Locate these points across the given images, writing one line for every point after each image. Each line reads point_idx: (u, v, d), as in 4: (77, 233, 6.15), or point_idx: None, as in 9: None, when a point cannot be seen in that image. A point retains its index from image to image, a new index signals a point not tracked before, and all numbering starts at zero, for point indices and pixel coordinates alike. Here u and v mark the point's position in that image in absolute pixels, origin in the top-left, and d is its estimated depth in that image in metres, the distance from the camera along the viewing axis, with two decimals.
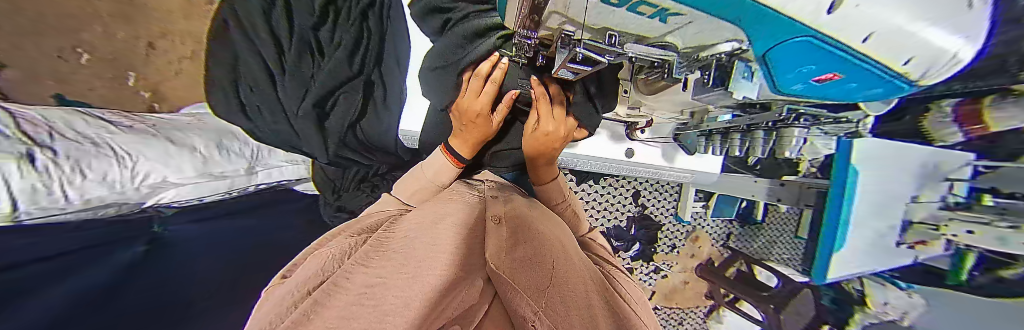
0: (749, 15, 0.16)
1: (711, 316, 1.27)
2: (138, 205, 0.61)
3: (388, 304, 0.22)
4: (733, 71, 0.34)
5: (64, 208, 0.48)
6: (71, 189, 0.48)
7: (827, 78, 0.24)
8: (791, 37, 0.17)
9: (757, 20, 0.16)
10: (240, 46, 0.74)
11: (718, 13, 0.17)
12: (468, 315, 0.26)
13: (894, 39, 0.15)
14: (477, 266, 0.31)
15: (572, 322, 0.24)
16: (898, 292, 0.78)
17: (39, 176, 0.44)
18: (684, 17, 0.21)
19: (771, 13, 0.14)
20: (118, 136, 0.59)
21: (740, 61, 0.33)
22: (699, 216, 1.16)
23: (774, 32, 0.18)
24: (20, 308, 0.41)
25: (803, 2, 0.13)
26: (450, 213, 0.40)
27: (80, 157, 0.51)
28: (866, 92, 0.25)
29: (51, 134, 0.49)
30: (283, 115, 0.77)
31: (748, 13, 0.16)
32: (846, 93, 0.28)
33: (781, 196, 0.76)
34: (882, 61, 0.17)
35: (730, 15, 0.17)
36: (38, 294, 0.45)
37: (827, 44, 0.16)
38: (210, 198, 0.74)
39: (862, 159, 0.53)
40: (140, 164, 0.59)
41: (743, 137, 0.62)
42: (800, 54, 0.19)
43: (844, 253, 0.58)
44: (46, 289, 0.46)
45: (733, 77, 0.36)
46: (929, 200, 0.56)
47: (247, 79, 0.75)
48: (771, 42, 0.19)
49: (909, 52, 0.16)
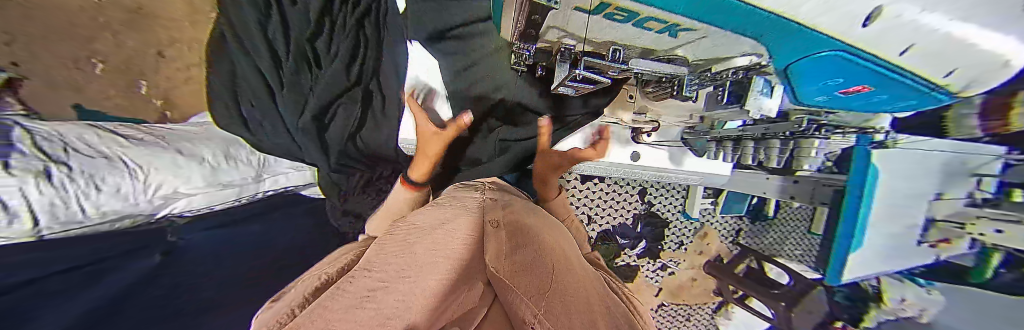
0: (779, 35, 0.19)
1: (719, 313, 1.26)
2: (152, 216, 0.64)
3: (390, 307, 0.21)
4: (753, 86, 0.34)
5: (82, 221, 0.52)
6: (86, 202, 0.51)
7: (854, 90, 0.26)
8: (821, 53, 0.20)
9: (783, 38, 0.19)
10: (233, 58, 0.72)
11: (742, 32, 0.19)
12: (468, 317, 0.23)
13: (932, 55, 0.17)
14: (478, 270, 0.30)
15: (574, 321, 0.21)
16: (916, 289, 0.76)
17: (55, 192, 0.47)
18: (694, 33, 0.22)
19: (804, 31, 0.17)
20: (129, 149, 0.59)
21: (758, 77, 0.33)
22: (707, 213, 1.14)
23: (805, 48, 0.20)
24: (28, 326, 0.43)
25: (829, 24, 0.16)
26: (449, 218, 0.40)
27: (94, 171, 0.52)
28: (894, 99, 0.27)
29: (64, 149, 0.51)
30: (282, 126, 0.78)
31: (778, 35, 0.19)
32: (877, 103, 0.30)
33: (794, 193, 0.75)
34: (922, 71, 0.20)
35: (754, 32, 0.19)
36: (46, 312, 0.46)
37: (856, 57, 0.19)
38: (220, 206, 0.76)
39: (885, 158, 0.49)
40: (152, 176, 0.60)
41: (757, 147, 0.66)
42: (829, 67, 0.22)
43: (861, 254, 0.57)
44: (55, 307, 0.48)
45: (751, 94, 0.34)
46: (955, 198, 0.52)
47: (245, 92, 0.74)
48: (798, 57, 0.22)
49: (954, 64, 0.18)
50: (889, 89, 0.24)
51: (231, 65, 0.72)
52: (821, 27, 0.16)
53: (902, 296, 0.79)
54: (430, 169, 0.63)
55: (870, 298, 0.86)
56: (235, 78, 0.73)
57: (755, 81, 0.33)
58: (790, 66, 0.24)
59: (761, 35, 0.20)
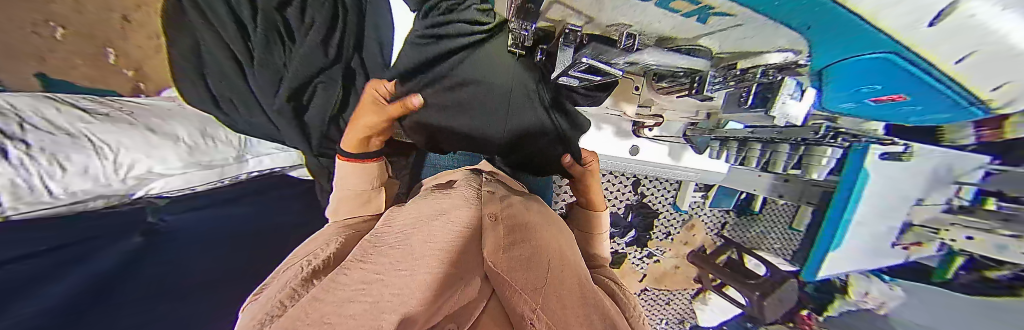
0: (829, 24, 0.19)
1: (696, 298, 1.35)
2: (127, 196, 0.57)
3: (386, 301, 0.17)
4: (782, 88, 0.31)
5: (51, 202, 0.44)
6: (53, 182, 0.43)
7: (890, 97, 0.29)
8: (871, 54, 0.21)
9: (832, 30, 0.20)
10: (196, 27, 0.61)
11: (779, 16, 0.20)
12: (465, 313, 0.22)
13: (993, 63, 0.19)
14: (476, 263, 0.27)
15: (568, 320, 0.22)
16: (881, 285, 0.90)
17: (15, 170, 0.39)
18: (728, 17, 0.22)
19: (864, 26, 0.17)
20: (95, 126, 0.53)
21: (790, 76, 0.31)
22: (696, 206, 1.16)
23: (864, 46, 0.20)
24: (49, 285, 0.42)
25: (900, 19, 0.16)
26: (448, 208, 0.36)
27: (56, 149, 0.45)
28: (912, 104, 0.29)
29: (20, 124, 0.43)
30: (257, 106, 0.68)
31: (828, 23, 0.19)
32: (913, 112, 0.32)
33: (783, 192, 0.77)
34: (960, 81, 0.22)
35: (801, 21, 0.20)
36: (64, 273, 0.46)
37: (902, 57, 0.20)
38: (201, 187, 0.70)
39: (874, 162, 0.52)
40: (122, 155, 0.54)
41: (765, 149, 0.67)
42: (869, 69, 0.24)
43: (837, 255, 0.62)
44: (70, 268, 0.47)
45: (781, 96, 0.32)
46: (933, 203, 0.60)
47: (211, 67, 0.63)
48: (849, 52, 0.22)
49: (997, 75, 0.20)
50: (926, 98, 0.26)
51: (192, 38, 0.61)
52: (895, 24, 0.17)
53: (866, 291, 0.92)
54: (372, 139, 0.52)
55: (836, 290, 0.99)
56: (198, 51, 0.62)
57: (785, 83, 0.31)
58: (833, 64, 0.26)
59: (806, 28, 0.21)
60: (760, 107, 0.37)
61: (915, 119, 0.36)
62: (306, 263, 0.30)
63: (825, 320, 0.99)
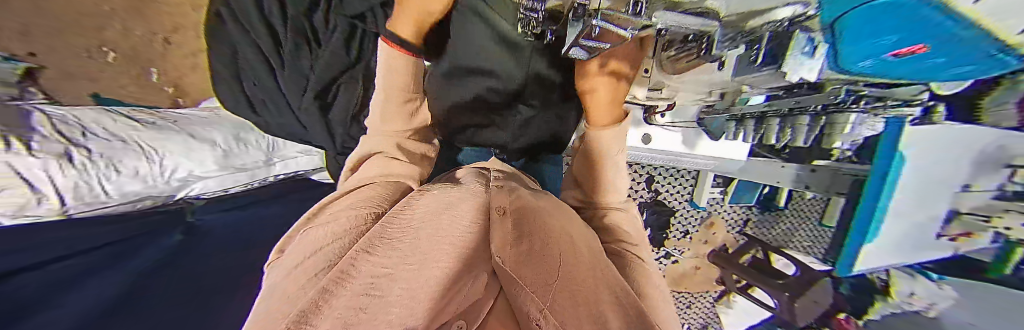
0: None
1: (720, 301, 1.28)
2: (170, 197, 0.74)
3: (394, 296, 0.19)
4: (793, 44, 0.32)
5: (107, 199, 0.64)
6: (109, 181, 0.63)
7: (897, 55, 0.28)
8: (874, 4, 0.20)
9: None
10: (232, 36, 0.65)
11: None
12: (476, 309, 0.26)
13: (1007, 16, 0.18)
14: (484, 258, 0.29)
15: (578, 321, 0.22)
16: (927, 284, 0.84)
17: (74, 169, 0.59)
18: None
19: None
20: (141, 132, 0.70)
21: (801, 32, 0.30)
22: (715, 202, 1.11)
23: None
24: None
25: None
26: (458, 198, 0.35)
27: (111, 154, 0.64)
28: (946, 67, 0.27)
29: (82, 133, 0.62)
30: (287, 108, 0.74)
31: None
32: (929, 76, 0.31)
33: (809, 183, 0.73)
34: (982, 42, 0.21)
35: None
36: None
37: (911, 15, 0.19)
38: (235, 188, 0.85)
39: (916, 144, 0.47)
40: (166, 159, 0.71)
41: (783, 123, 0.60)
42: (871, 28, 0.23)
43: (872, 247, 0.58)
44: None
45: (789, 53, 0.33)
46: (983, 188, 0.54)
47: (247, 72, 0.69)
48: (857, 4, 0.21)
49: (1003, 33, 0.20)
50: (935, 57, 0.25)
51: (231, 46, 0.66)
52: None
53: (910, 291, 0.87)
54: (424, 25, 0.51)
55: (877, 291, 0.95)
56: (235, 57, 0.67)
57: (796, 39, 0.31)
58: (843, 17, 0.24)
59: None
60: (771, 64, 0.38)
61: (968, 76, 0.32)
62: (318, 237, 0.30)
63: (864, 324, 0.96)
